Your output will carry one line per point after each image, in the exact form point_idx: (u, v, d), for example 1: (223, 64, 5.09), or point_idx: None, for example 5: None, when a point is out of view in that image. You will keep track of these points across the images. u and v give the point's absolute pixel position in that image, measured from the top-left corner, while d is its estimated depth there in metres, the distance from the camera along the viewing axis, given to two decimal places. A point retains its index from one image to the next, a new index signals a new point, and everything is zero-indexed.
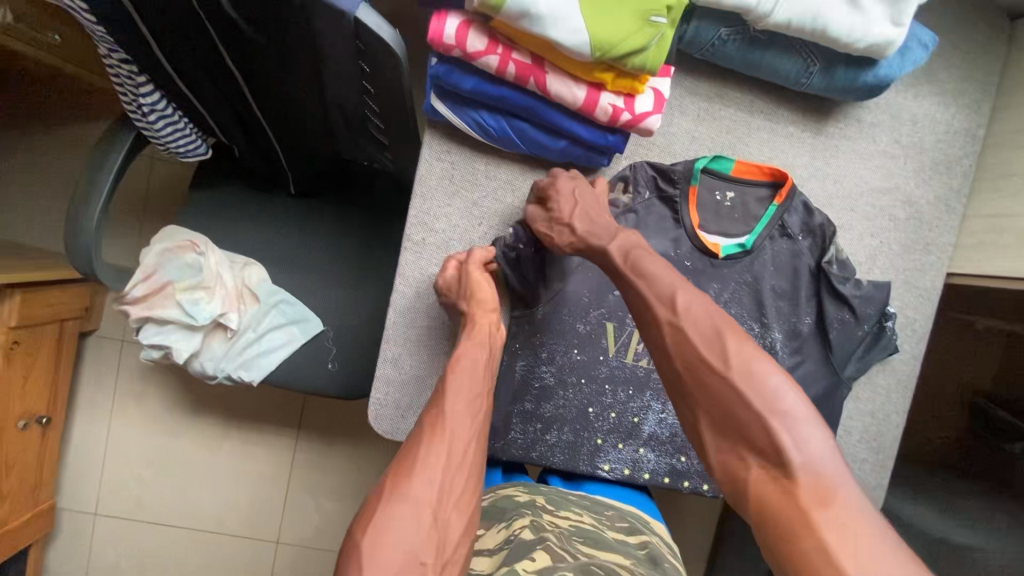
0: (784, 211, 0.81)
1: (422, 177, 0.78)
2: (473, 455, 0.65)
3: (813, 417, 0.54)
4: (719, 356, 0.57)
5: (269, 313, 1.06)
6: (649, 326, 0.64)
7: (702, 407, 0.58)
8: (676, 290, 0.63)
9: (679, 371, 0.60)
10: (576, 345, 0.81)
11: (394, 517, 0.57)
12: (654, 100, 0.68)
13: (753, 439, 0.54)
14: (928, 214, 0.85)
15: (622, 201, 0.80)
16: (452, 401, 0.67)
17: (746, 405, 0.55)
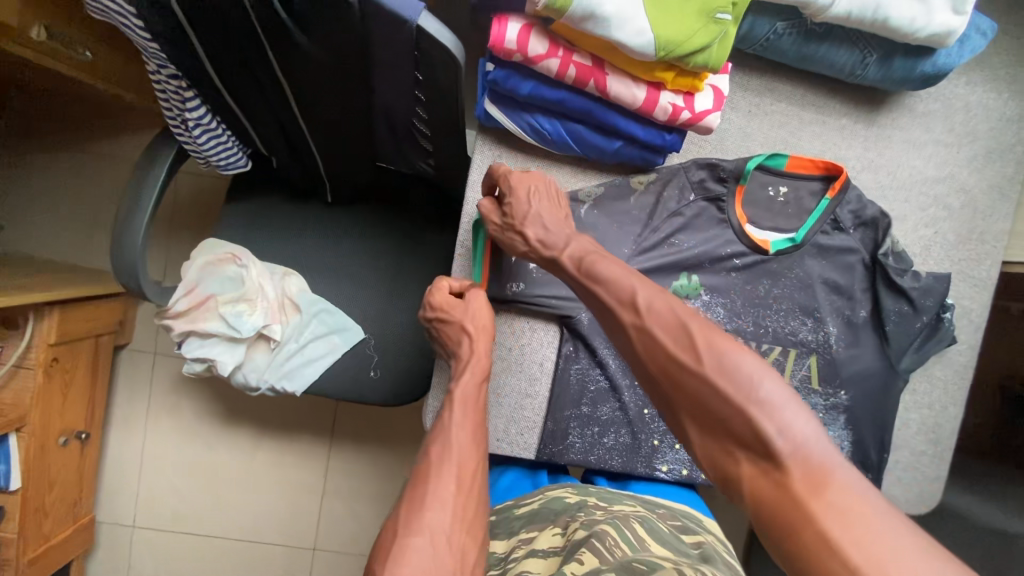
0: (836, 204, 0.80)
1: (474, 181, 0.77)
2: (476, 480, 0.67)
3: (794, 400, 0.48)
4: (692, 356, 0.52)
5: (310, 323, 1.06)
6: (615, 324, 0.60)
7: (679, 407, 0.53)
8: (636, 288, 0.59)
9: (649, 370, 0.56)
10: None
11: (408, 552, 0.58)
12: (713, 98, 0.68)
13: (737, 431, 0.48)
14: (982, 202, 0.84)
15: (671, 204, 0.79)
16: (456, 433, 0.69)
17: (722, 397, 0.49)
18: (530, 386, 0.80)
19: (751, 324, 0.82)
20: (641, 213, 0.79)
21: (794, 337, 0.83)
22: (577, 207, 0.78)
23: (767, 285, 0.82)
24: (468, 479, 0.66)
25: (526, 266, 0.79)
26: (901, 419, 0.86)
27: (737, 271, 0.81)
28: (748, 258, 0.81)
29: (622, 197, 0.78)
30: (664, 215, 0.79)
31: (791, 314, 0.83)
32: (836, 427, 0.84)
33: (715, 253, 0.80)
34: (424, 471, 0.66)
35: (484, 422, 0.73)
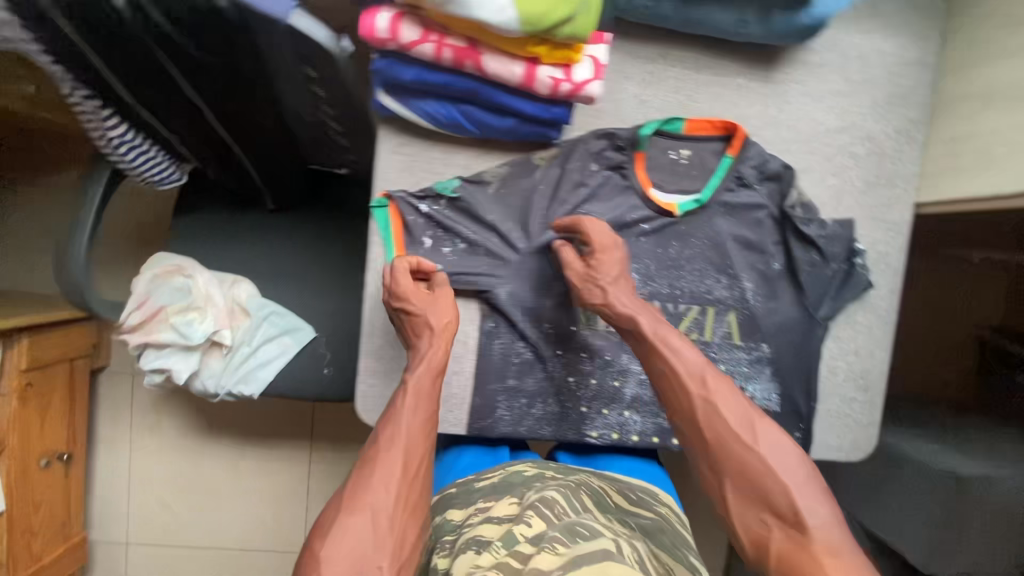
0: (738, 161, 0.82)
1: (383, 170, 0.79)
2: (422, 466, 0.69)
3: (820, 489, 0.60)
4: (751, 435, 0.64)
5: (261, 325, 1.09)
6: (672, 389, 0.71)
7: (726, 469, 0.64)
8: (704, 365, 0.71)
9: (702, 432, 0.67)
10: (547, 318, 0.83)
11: (347, 529, 0.61)
12: (592, 68, 0.70)
13: (776, 504, 0.60)
14: (888, 147, 0.85)
15: (575, 176, 0.81)
16: (407, 420, 0.71)
17: (770, 471, 0.61)
18: (456, 364, 0.83)
19: (666, 286, 0.85)
20: (548, 187, 0.81)
21: (710, 296, 0.85)
22: (483, 186, 0.80)
23: (677, 247, 0.84)
24: (413, 464, 0.68)
25: (437, 252, 0.80)
26: (828, 367, 0.88)
27: (646, 236, 0.83)
28: (654, 222, 0.83)
29: (526, 174, 0.81)
30: (569, 187, 0.81)
31: (705, 273, 0.85)
32: (762, 380, 0.86)
33: (623, 220, 0.83)
34: (371, 453, 0.68)
35: (436, 410, 0.74)
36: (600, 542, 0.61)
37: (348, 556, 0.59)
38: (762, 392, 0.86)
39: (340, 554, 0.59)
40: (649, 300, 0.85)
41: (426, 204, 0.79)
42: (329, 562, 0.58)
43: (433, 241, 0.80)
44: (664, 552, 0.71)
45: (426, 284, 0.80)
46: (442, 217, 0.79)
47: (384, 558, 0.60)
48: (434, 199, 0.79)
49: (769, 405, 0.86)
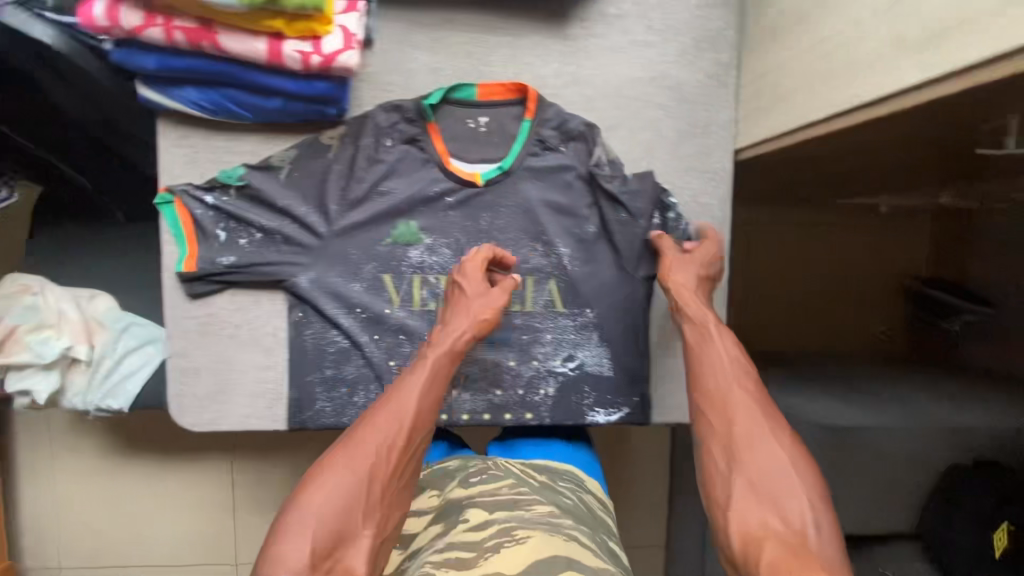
0: (537, 124, 0.80)
1: (166, 166, 0.77)
2: (424, 440, 0.69)
3: (823, 508, 0.59)
4: (784, 436, 0.65)
5: (120, 337, 1.07)
6: (726, 381, 0.72)
7: (737, 462, 0.64)
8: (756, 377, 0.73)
9: (733, 428, 0.67)
10: (358, 303, 0.80)
11: (336, 487, 0.61)
12: (342, 38, 0.67)
13: (785, 509, 0.59)
14: (700, 94, 0.82)
15: (369, 153, 0.78)
16: (427, 392, 0.71)
17: (790, 480, 0.61)
18: (268, 358, 0.81)
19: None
20: (343, 167, 0.78)
21: (528, 265, 0.83)
22: (273, 173, 0.78)
23: (488, 218, 0.82)
24: (416, 439, 0.68)
25: (233, 244, 0.78)
26: (658, 325, 0.87)
27: (452, 210, 0.81)
28: (459, 194, 0.80)
29: (316, 156, 0.78)
30: (363, 164, 0.78)
31: (519, 242, 0.83)
32: (590, 345, 0.85)
33: (424, 194, 0.80)
34: (375, 414, 0.68)
35: (447, 387, 0.74)
36: (539, 541, 0.65)
37: (334, 515, 0.60)
38: (591, 356, 0.85)
39: (323, 511, 0.59)
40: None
41: (213, 196, 0.77)
42: (315, 517, 0.59)
43: (228, 233, 0.78)
44: (598, 536, 0.73)
45: (222, 279, 0.78)
46: (233, 208, 0.78)
47: (368, 527, 0.61)
48: (220, 190, 0.77)
49: (602, 370, 0.85)
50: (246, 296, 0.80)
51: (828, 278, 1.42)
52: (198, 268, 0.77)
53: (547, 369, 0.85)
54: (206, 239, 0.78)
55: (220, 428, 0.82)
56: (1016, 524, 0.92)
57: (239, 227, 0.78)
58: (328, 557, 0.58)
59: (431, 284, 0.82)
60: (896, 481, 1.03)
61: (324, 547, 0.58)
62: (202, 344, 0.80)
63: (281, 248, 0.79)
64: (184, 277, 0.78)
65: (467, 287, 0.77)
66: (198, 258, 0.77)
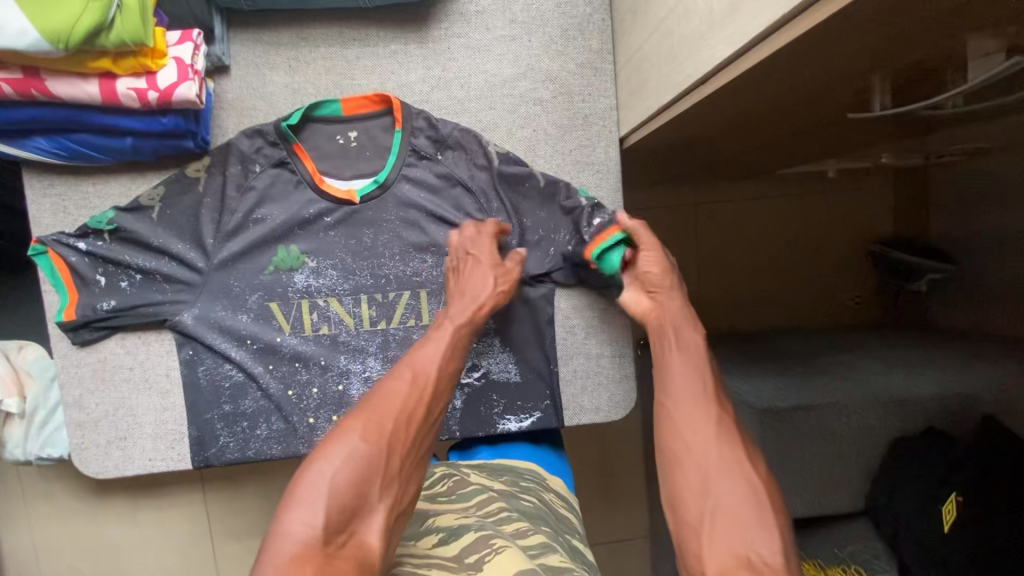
0: (408, 133, 0.77)
1: (36, 217, 0.76)
2: (438, 416, 0.66)
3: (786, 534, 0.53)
4: (754, 462, 0.58)
5: (51, 386, 1.08)
6: (690, 390, 0.64)
7: (705, 470, 0.57)
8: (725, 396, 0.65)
9: (696, 428, 0.61)
10: (247, 335, 0.79)
11: (350, 453, 0.57)
12: (177, 70, 0.66)
13: (747, 532, 0.52)
14: (574, 84, 0.79)
15: (239, 182, 0.77)
16: (445, 361, 0.68)
17: (752, 496, 0.54)
18: (164, 400, 0.79)
19: (369, 277, 0.80)
20: (214, 198, 0.77)
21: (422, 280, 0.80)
22: (146, 212, 0.76)
23: (370, 234, 0.79)
24: (431, 412, 0.65)
25: (113, 288, 0.77)
26: (565, 327, 0.84)
27: (332, 229, 0.79)
28: (336, 213, 0.78)
29: (186, 190, 0.77)
30: (234, 194, 0.77)
31: (407, 255, 0.80)
32: (496, 352, 0.83)
33: (300, 218, 0.78)
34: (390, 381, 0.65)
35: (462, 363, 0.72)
36: (517, 552, 0.56)
37: (348, 485, 0.55)
38: (497, 363, 0.83)
39: (340, 476, 0.55)
40: (353, 295, 0.80)
41: (87, 243, 0.76)
42: (330, 484, 0.54)
43: (108, 278, 0.77)
44: (561, 540, 0.66)
45: (106, 325, 0.77)
46: (108, 253, 0.76)
47: (383, 500, 0.56)
48: (93, 236, 0.76)
49: (509, 376, 0.83)
50: (134, 339, 0.78)
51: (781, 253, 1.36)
52: (78, 317, 0.76)
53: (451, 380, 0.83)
54: (88, 287, 0.77)
55: (125, 474, 0.80)
56: (965, 495, 0.87)
57: (119, 271, 0.77)
58: (344, 528, 0.53)
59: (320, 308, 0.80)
60: (840, 459, 0.99)
61: (337, 518, 0.53)
62: (96, 392, 0.79)
63: (163, 287, 0.77)
64: (66, 327, 0.76)
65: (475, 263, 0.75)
66: (78, 307, 0.76)
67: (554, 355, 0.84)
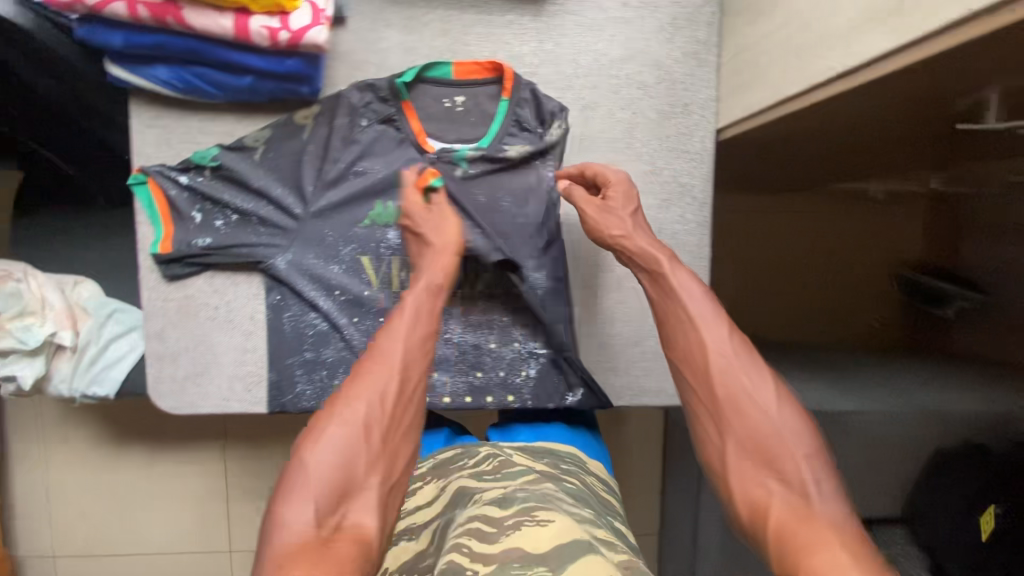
0: (514, 104, 0.78)
1: (139, 148, 0.77)
2: (426, 383, 0.65)
3: (823, 464, 0.54)
4: (764, 394, 0.59)
5: (106, 323, 1.09)
6: (688, 342, 0.65)
7: (729, 428, 0.58)
8: (726, 325, 0.65)
9: (713, 387, 0.61)
10: (336, 285, 0.79)
11: (334, 439, 0.55)
12: (311, 13, 0.66)
13: (785, 473, 0.53)
14: (679, 73, 0.81)
15: (344, 133, 0.78)
16: (415, 331, 0.65)
17: (778, 435, 0.55)
18: (246, 341, 0.80)
19: (456, 242, 0.80)
20: (318, 146, 0.77)
21: (508, 252, 0.81)
22: (249, 153, 0.77)
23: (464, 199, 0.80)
24: (413, 384, 0.62)
25: (208, 226, 0.77)
26: (641, 309, 0.86)
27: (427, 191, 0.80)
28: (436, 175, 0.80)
29: (291, 135, 0.77)
30: (339, 145, 0.78)
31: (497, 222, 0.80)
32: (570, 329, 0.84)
33: (400, 176, 0.79)
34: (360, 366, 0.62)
35: (438, 326, 0.69)
36: (564, 525, 0.56)
37: (332, 470, 0.53)
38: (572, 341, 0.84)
39: (325, 463, 0.52)
40: (436, 258, 0.80)
41: (190, 177, 0.77)
42: (316, 473, 0.52)
43: (204, 215, 0.77)
44: (603, 519, 0.67)
45: (197, 260, 0.77)
46: (209, 190, 0.77)
47: (374, 478, 0.54)
48: (195, 171, 0.77)
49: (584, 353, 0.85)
50: (223, 278, 0.79)
51: None
52: (173, 250, 0.76)
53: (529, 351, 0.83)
54: (182, 221, 0.77)
55: (198, 412, 0.81)
56: (1001, 507, 0.91)
57: (216, 210, 0.77)
58: (335, 513, 0.50)
59: (403, 268, 0.81)
60: (880, 466, 1.02)
61: (328, 503, 0.51)
62: (180, 326, 0.79)
63: (258, 229, 0.78)
64: (160, 259, 0.77)
65: (416, 224, 0.75)
66: (172, 241, 0.77)
67: (625, 335, 0.86)
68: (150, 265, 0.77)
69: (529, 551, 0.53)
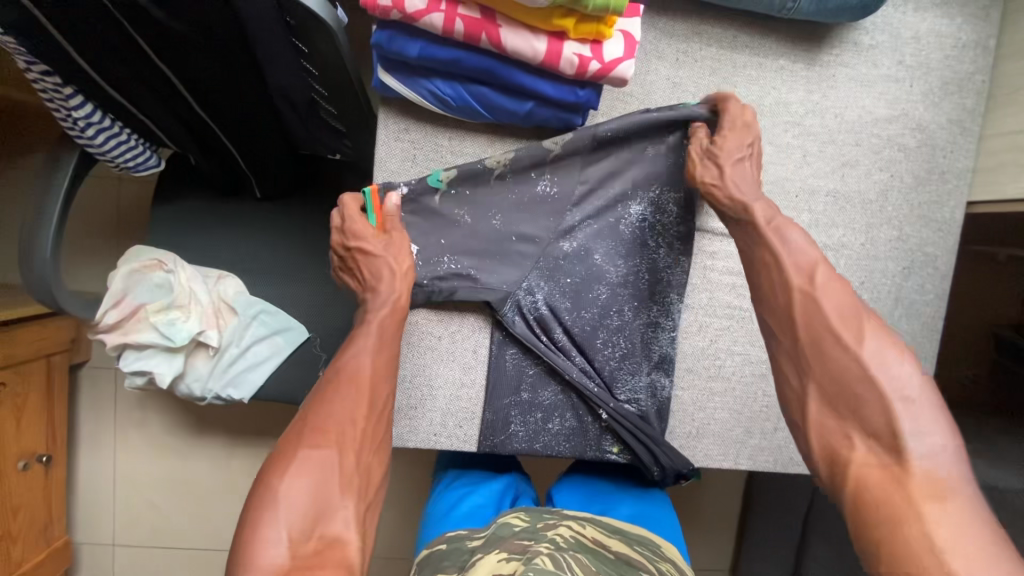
0: (667, 151, 0.72)
1: (382, 160, 0.71)
2: (390, 397, 0.66)
3: (932, 412, 0.51)
4: (853, 333, 0.55)
5: (250, 325, 1.02)
6: (768, 287, 0.62)
7: (811, 375, 0.56)
8: (817, 262, 0.60)
9: (796, 335, 0.58)
10: (547, 318, 0.74)
11: (309, 466, 0.56)
12: (624, 45, 0.61)
13: (867, 419, 0.52)
14: (941, 139, 0.77)
15: (595, 169, 0.72)
16: (374, 350, 0.66)
17: (865, 379, 0.52)
18: (465, 375, 0.75)
19: (505, 267, 0.73)
20: (563, 175, 0.72)
21: (570, 287, 0.75)
22: (487, 176, 0.71)
23: (582, 226, 0.74)
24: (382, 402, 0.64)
25: (439, 248, 0.72)
26: None
27: (556, 216, 0.73)
28: (670, 216, 0.74)
29: (540, 161, 0.71)
30: (587, 180, 0.73)
31: (608, 258, 0.75)
32: (636, 378, 0.77)
33: (622, 216, 0.74)
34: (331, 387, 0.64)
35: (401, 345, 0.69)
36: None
37: (308, 495, 0.55)
38: (647, 391, 0.77)
39: (297, 489, 0.54)
40: (467, 295, 0.72)
41: (409, 190, 0.71)
42: (287, 499, 0.54)
43: (439, 233, 0.72)
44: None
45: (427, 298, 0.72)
46: (428, 209, 0.72)
47: (349, 499, 0.57)
48: (435, 195, 0.71)
49: None
50: (447, 314, 0.74)
51: None
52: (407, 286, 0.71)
53: (748, 413, 0.79)
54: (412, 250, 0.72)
55: (405, 445, 0.76)
56: None
57: (451, 232, 0.72)
58: (311, 533, 0.53)
59: (534, 318, 0.74)
60: None
61: (301, 528, 0.53)
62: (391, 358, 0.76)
63: (493, 257, 0.73)
64: None
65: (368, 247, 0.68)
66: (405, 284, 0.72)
67: None
68: None
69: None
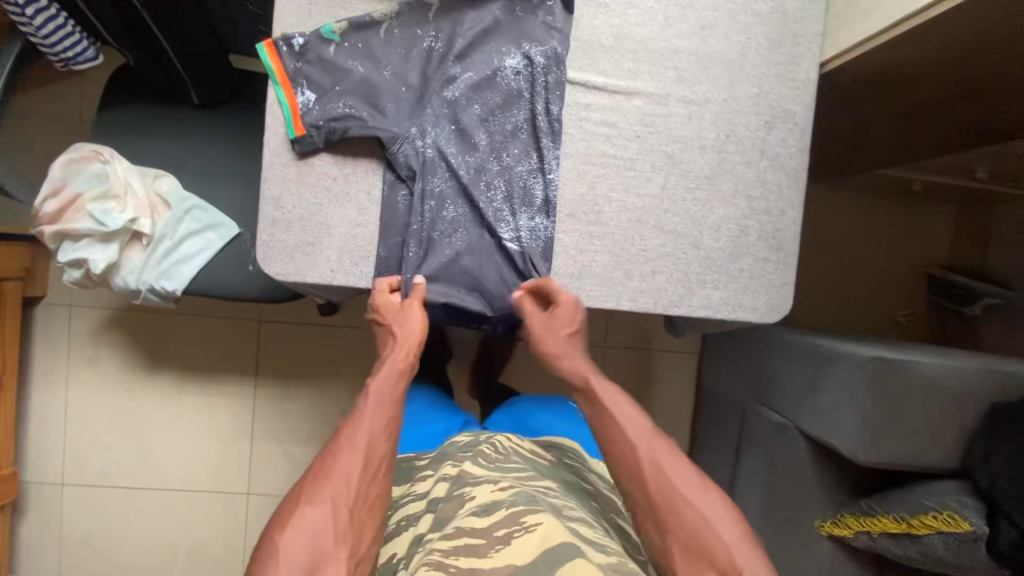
0: (536, 12, 0.83)
1: (281, 15, 0.79)
2: (390, 463, 0.71)
3: (751, 543, 0.64)
4: (691, 490, 0.67)
5: (183, 219, 1.07)
6: (620, 454, 0.71)
7: (668, 529, 0.65)
8: (647, 427, 0.73)
9: (647, 490, 0.68)
10: (433, 162, 0.82)
11: (307, 517, 0.62)
12: None
13: (718, 560, 0.63)
14: (792, 6, 0.86)
15: (472, 22, 0.82)
16: (371, 414, 0.73)
17: (711, 527, 0.64)
18: (360, 215, 0.82)
19: (393, 115, 0.80)
20: (445, 29, 0.81)
21: (453, 136, 0.83)
22: (374, 29, 0.80)
23: (466, 79, 0.82)
24: (377, 463, 0.69)
25: (331, 94, 0.79)
26: (741, 226, 0.87)
27: (437, 68, 0.81)
28: (545, 67, 0.83)
29: (422, 17, 0.81)
30: (465, 32, 0.81)
31: (488, 111, 0.83)
32: (517, 219, 0.84)
33: (500, 69, 0.83)
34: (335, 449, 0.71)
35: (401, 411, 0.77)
36: (551, 527, 0.62)
37: (305, 543, 0.61)
38: (528, 230, 0.85)
39: (292, 541, 0.60)
40: (360, 134, 0.78)
41: (307, 42, 0.78)
42: (286, 548, 0.60)
43: (331, 81, 0.79)
44: (604, 514, 0.78)
45: (323, 141, 0.78)
46: (323, 58, 0.78)
47: (341, 550, 0.61)
48: (327, 45, 0.78)
49: (681, 265, 0.86)
50: (343, 157, 0.81)
51: (877, 261, 1.54)
52: (306, 131, 0.77)
53: (627, 255, 0.85)
54: (309, 96, 0.78)
55: (305, 281, 0.81)
56: None
57: (343, 79, 0.79)
58: None
59: (421, 160, 0.81)
60: (939, 417, 1.05)
61: None
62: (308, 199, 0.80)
63: (387, 103, 0.80)
64: (293, 140, 0.78)
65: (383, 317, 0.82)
66: (301, 127, 0.77)
67: (726, 249, 0.87)
68: (279, 146, 0.79)
69: (517, 564, 0.58)
